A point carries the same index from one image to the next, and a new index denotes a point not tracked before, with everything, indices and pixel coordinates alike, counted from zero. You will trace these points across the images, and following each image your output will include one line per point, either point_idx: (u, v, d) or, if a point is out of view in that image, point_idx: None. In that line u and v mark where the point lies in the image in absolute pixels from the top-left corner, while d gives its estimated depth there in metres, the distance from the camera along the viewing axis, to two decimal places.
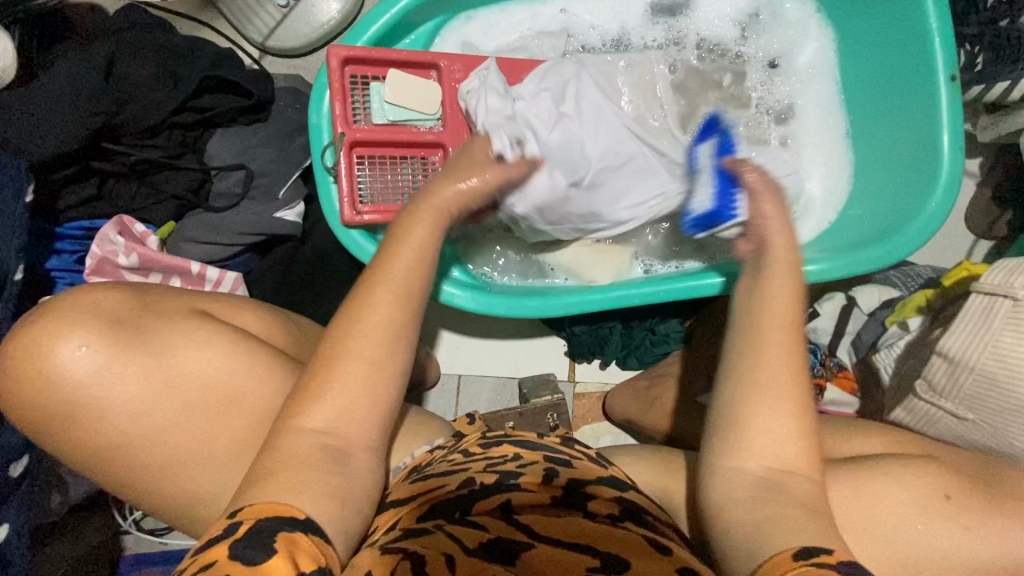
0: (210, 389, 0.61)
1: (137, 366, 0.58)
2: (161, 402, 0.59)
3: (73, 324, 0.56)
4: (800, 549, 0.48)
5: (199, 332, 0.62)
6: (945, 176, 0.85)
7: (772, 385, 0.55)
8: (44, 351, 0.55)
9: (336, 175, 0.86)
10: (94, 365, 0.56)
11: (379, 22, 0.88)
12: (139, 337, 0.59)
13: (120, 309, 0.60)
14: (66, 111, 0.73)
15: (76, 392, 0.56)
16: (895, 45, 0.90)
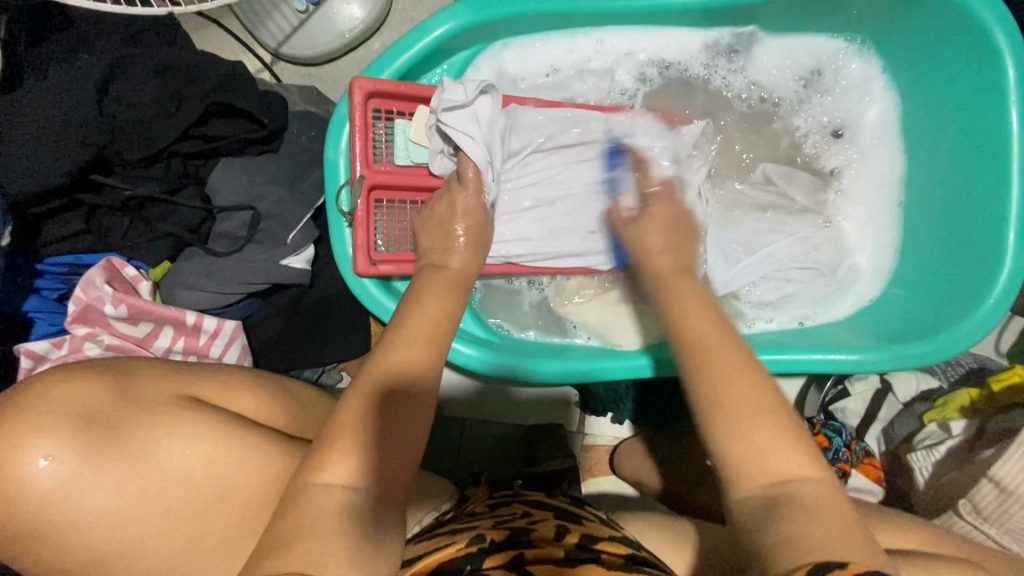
0: (198, 489, 0.52)
1: (113, 475, 0.48)
2: (143, 510, 0.49)
3: (37, 434, 0.46)
4: (816, 565, 0.38)
5: (185, 425, 0.53)
6: (1007, 275, 0.78)
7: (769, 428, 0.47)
8: (3, 465, 0.45)
9: (351, 221, 0.78)
10: (61, 479, 0.46)
11: (409, 51, 0.79)
12: (114, 440, 0.49)
13: (96, 403, 0.49)
14: (52, 140, 0.64)
15: (36, 511, 0.46)
16: (972, 121, 0.82)
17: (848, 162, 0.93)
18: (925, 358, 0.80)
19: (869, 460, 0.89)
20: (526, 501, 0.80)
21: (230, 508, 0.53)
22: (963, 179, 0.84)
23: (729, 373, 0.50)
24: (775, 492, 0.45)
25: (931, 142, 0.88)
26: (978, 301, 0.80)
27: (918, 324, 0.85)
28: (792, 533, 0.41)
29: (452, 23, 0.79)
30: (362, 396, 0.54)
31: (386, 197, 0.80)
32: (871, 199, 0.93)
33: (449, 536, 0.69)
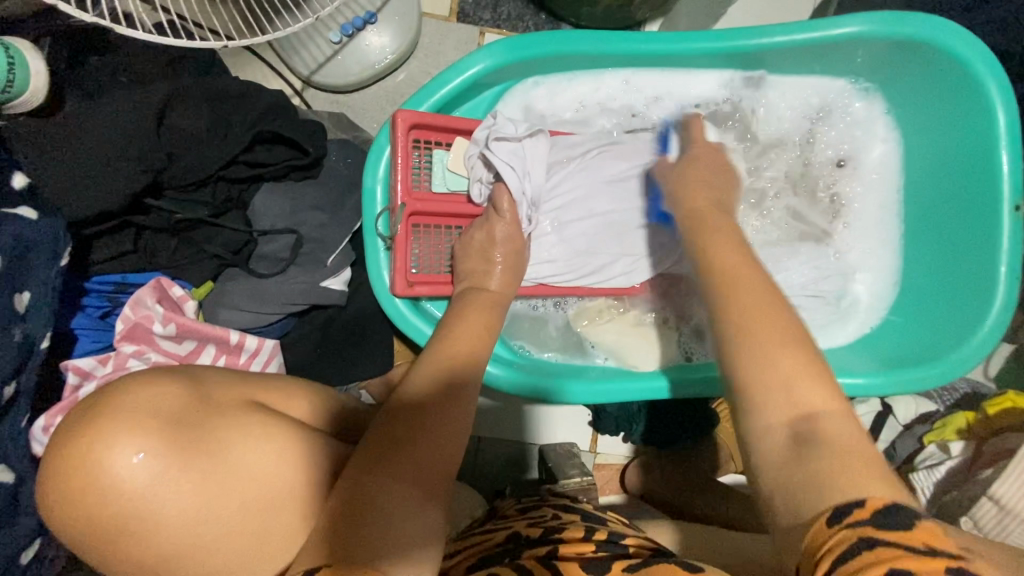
0: (270, 491, 0.54)
1: (196, 475, 0.50)
2: (225, 509, 0.51)
3: (132, 431, 0.48)
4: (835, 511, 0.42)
5: (260, 426, 0.55)
6: (1001, 305, 0.84)
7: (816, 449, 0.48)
8: (99, 462, 0.46)
9: (391, 244, 0.81)
10: (153, 474, 0.48)
11: (449, 86, 0.84)
12: (198, 439, 0.51)
13: (181, 407, 0.51)
14: (112, 165, 0.66)
15: (128, 505, 0.47)
16: (964, 164, 0.90)
17: (851, 195, 0.99)
18: (928, 382, 0.86)
19: None
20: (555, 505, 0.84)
21: (296, 510, 0.55)
22: (958, 215, 0.91)
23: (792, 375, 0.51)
24: (801, 427, 0.49)
25: (930, 181, 0.94)
26: (973, 329, 0.86)
27: (918, 349, 0.90)
28: (814, 472, 0.45)
29: (489, 61, 0.84)
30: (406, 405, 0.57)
31: (423, 223, 0.83)
32: (872, 232, 1.00)
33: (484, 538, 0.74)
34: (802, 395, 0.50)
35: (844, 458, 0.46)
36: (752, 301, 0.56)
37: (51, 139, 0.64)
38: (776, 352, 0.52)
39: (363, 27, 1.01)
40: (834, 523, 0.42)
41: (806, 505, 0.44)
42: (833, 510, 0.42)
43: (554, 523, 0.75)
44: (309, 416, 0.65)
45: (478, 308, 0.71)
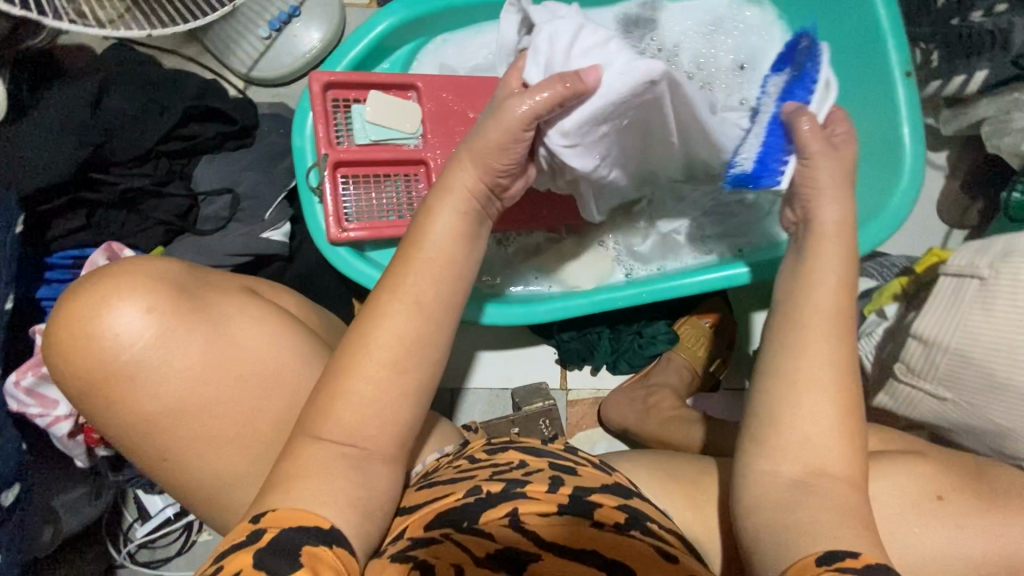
0: (258, 365, 0.61)
1: (193, 333, 0.59)
2: (216, 376, 0.59)
3: (136, 292, 0.58)
4: (823, 553, 0.50)
5: (252, 308, 0.63)
6: (908, 168, 0.87)
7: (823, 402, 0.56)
8: (112, 312, 0.57)
9: (321, 194, 0.89)
10: (154, 328, 0.57)
11: (356, 48, 0.93)
12: (200, 305, 0.60)
13: (184, 281, 0.61)
14: (57, 143, 0.75)
15: (133, 358, 0.57)
16: (852, 47, 0.95)
17: (759, 98, 1.04)
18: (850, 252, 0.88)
19: None
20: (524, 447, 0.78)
21: (283, 388, 0.61)
22: (860, 97, 0.95)
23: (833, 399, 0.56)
24: (806, 478, 0.56)
25: (830, 70, 0.99)
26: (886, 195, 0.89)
27: None
28: (800, 522, 0.52)
29: (391, 20, 0.92)
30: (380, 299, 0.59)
31: (351, 173, 0.90)
32: None
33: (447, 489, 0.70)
34: (825, 456, 0.56)
35: (836, 514, 0.53)
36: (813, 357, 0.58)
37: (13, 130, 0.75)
38: (805, 407, 0.57)
39: (290, 21, 1.10)
40: (821, 564, 0.48)
41: (792, 546, 0.51)
42: (817, 556, 0.49)
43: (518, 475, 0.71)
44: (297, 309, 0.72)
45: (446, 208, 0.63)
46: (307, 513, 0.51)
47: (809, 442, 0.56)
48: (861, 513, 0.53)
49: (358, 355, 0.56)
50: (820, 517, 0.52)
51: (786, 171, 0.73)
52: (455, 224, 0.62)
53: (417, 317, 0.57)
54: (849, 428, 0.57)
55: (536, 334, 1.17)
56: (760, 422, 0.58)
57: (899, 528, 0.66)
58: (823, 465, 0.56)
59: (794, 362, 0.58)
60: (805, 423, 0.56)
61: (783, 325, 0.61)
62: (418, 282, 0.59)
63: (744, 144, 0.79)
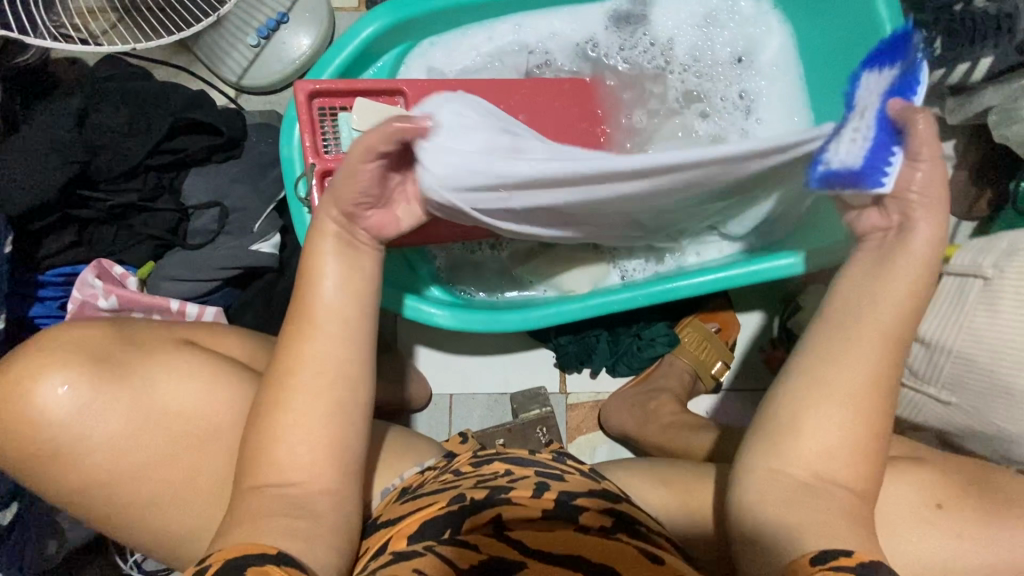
0: (190, 421, 0.61)
1: (118, 403, 0.59)
2: (142, 437, 0.59)
3: (59, 365, 0.58)
4: (818, 553, 0.49)
5: (182, 364, 0.63)
6: None
7: (843, 400, 0.55)
8: (30, 391, 0.57)
9: (309, 204, 0.87)
10: (74, 404, 0.58)
11: (342, 54, 0.90)
12: (119, 373, 0.60)
13: (100, 346, 0.61)
14: (43, 162, 0.75)
15: (58, 432, 0.57)
16: (847, 32, 0.90)
17: (759, 92, 1.01)
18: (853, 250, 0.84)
19: None
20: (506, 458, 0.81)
21: (220, 440, 0.61)
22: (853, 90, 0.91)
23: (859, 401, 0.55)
24: (812, 481, 0.54)
25: (825, 60, 0.95)
26: None
27: None
28: (798, 524, 0.52)
29: (377, 23, 0.90)
30: (323, 318, 0.60)
31: None
32: (785, 122, 1.00)
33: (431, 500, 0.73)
34: (838, 458, 0.54)
35: (831, 513, 0.52)
36: (851, 371, 0.55)
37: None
38: (823, 408, 0.55)
39: (278, 27, 1.10)
40: (817, 563, 0.48)
41: (793, 545, 0.51)
42: (813, 554, 0.49)
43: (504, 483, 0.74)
44: (245, 350, 0.70)
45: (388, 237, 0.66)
46: (251, 544, 0.51)
47: (827, 452, 0.54)
48: (864, 526, 0.52)
49: (303, 383, 0.58)
50: (814, 520, 0.52)
51: (894, 172, 0.55)
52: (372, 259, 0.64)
53: (336, 344, 0.60)
54: (867, 450, 0.55)
55: (533, 340, 1.16)
56: (778, 429, 0.56)
57: (894, 539, 0.64)
58: (837, 477, 0.54)
59: (850, 368, 0.55)
60: (824, 438, 0.54)
61: (835, 334, 0.57)
62: (323, 313, 0.60)
63: (833, 138, 0.56)
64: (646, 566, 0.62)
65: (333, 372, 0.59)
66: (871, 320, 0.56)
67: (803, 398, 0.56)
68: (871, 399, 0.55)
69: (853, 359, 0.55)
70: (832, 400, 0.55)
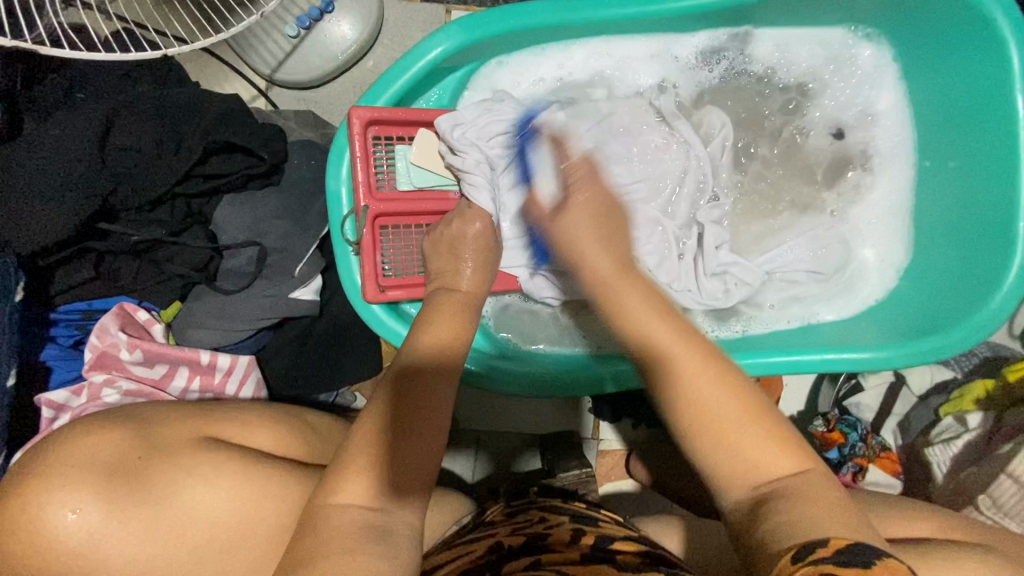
0: (219, 533, 0.56)
1: (139, 521, 0.52)
2: (166, 559, 0.53)
3: (64, 486, 0.50)
4: (801, 548, 0.40)
5: (207, 467, 0.57)
6: (1018, 269, 0.77)
7: (715, 425, 0.48)
8: (35, 519, 0.48)
9: (358, 249, 0.78)
10: (91, 530, 0.50)
11: (405, 75, 0.79)
12: (138, 488, 0.52)
13: (118, 456, 0.53)
14: (57, 192, 0.64)
15: (70, 561, 0.49)
16: (977, 118, 0.82)
17: (868, 143, 0.92)
18: (945, 351, 0.79)
19: (885, 454, 0.91)
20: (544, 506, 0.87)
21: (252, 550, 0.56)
22: (975, 169, 0.83)
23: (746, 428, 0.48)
24: (762, 492, 0.46)
25: (942, 127, 0.86)
26: (988, 293, 0.79)
27: (931, 314, 0.84)
28: (780, 522, 0.43)
29: (447, 44, 0.78)
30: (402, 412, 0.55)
31: (391, 224, 0.80)
32: (879, 196, 0.93)
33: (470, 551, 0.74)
34: (763, 466, 0.47)
35: (806, 501, 0.44)
36: (695, 385, 0.49)
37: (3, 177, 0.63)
38: (739, 430, 0.48)
39: (321, 17, 0.96)
40: (796, 563, 0.39)
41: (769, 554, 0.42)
42: (794, 551, 0.40)
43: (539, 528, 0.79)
44: (274, 439, 0.65)
45: (448, 310, 0.66)
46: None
47: (746, 460, 0.47)
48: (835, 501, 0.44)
49: (406, 425, 0.55)
50: (800, 511, 0.43)
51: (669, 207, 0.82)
52: (460, 323, 0.66)
53: (420, 412, 0.56)
54: (721, 371, 0.50)
55: None
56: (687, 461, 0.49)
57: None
58: (767, 475, 0.47)
59: (667, 389, 0.50)
60: (744, 441, 0.48)
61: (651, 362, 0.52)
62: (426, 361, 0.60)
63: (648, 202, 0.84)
64: None
65: (436, 426, 0.56)
66: (679, 356, 0.51)
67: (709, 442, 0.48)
68: (737, 383, 0.50)
69: (675, 329, 0.54)
70: (714, 428, 0.48)
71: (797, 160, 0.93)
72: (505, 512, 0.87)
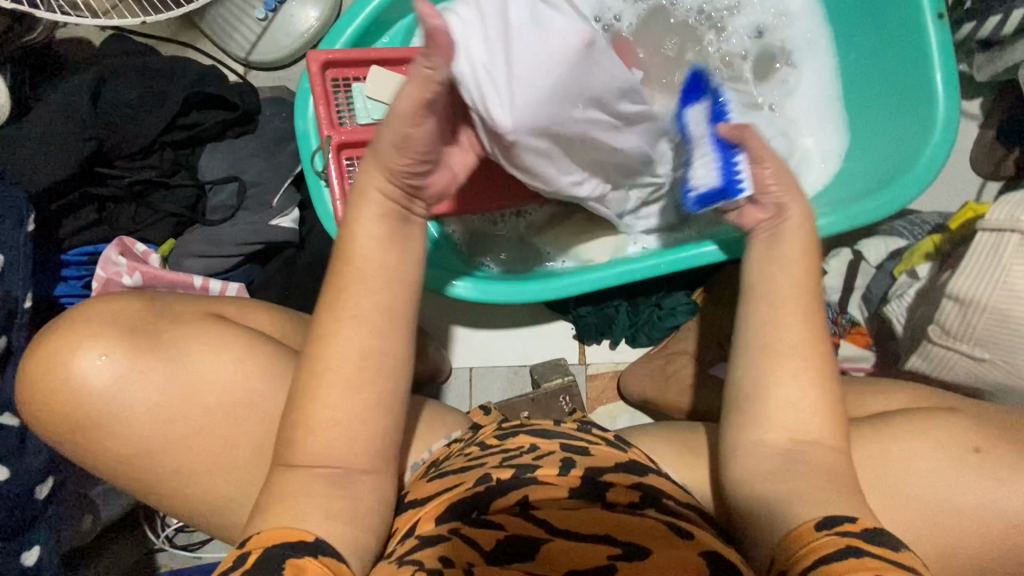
0: (213, 400, 0.61)
1: (154, 371, 0.60)
2: (174, 411, 0.60)
3: (95, 337, 0.59)
4: (821, 520, 0.51)
5: (211, 337, 0.63)
6: (942, 123, 0.83)
7: (792, 348, 0.59)
8: (70, 363, 0.58)
9: (327, 177, 0.86)
10: (113, 375, 0.59)
11: (354, 23, 0.89)
12: (153, 342, 0.61)
13: (135, 318, 0.62)
14: (61, 140, 0.75)
15: (95, 402, 0.59)
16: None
17: (787, 40, 0.98)
18: (890, 207, 0.83)
19: (856, 329, 0.95)
20: (534, 430, 0.72)
21: (239, 415, 0.61)
22: (890, 44, 0.89)
23: (797, 349, 0.58)
24: (793, 447, 0.57)
25: (854, 14, 0.93)
26: (920, 147, 0.84)
27: (875, 180, 0.87)
28: (792, 489, 0.55)
29: None
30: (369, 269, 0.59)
31: (356, 155, 0.87)
32: (811, 90, 0.98)
33: (456, 477, 0.66)
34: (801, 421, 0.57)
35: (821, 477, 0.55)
36: (790, 327, 0.59)
37: (19, 134, 0.74)
38: (789, 369, 0.58)
39: (283, 0, 1.07)
40: (819, 529, 0.50)
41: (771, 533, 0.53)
42: (817, 519, 0.51)
43: (529, 458, 0.66)
44: (272, 322, 0.71)
45: None
46: (285, 530, 0.51)
47: (798, 411, 0.57)
48: (837, 407, 0.58)
49: (351, 295, 0.56)
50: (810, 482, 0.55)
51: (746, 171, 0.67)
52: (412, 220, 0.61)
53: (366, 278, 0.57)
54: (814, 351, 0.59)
55: (549, 310, 1.15)
56: (747, 400, 0.59)
57: (896, 486, 0.64)
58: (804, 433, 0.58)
59: (760, 318, 0.61)
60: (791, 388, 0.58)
61: (747, 298, 0.62)
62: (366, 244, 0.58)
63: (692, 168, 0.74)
64: (675, 543, 0.56)
65: (391, 286, 0.58)
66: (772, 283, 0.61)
67: (754, 350, 0.60)
68: (809, 345, 0.59)
69: (794, 318, 0.59)
70: (787, 353, 0.58)
71: (729, 66, 0.99)
72: (498, 433, 0.74)
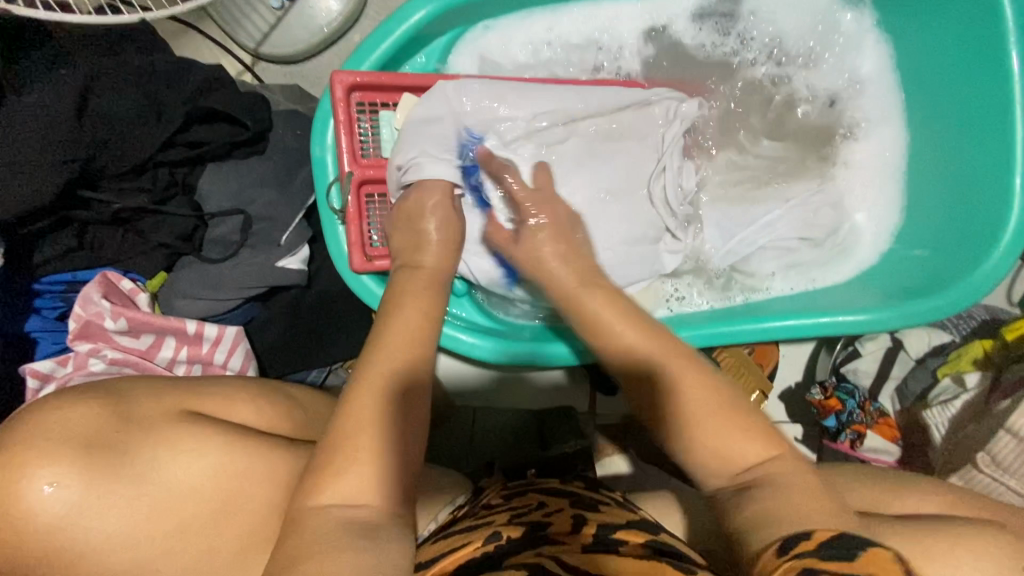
0: (200, 498, 0.54)
1: (120, 494, 0.50)
2: (152, 527, 0.51)
3: (44, 460, 0.48)
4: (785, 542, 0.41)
5: (186, 438, 0.55)
6: (1016, 220, 0.75)
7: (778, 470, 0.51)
8: (12, 494, 0.47)
9: (345, 217, 0.76)
10: (68, 505, 0.48)
11: (388, 41, 0.78)
12: (118, 461, 0.51)
13: (95, 429, 0.51)
14: (35, 159, 0.64)
15: (45, 534, 0.48)
16: (973, 74, 0.79)
17: (859, 102, 0.89)
18: (945, 310, 0.77)
19: (884, 420, 0.88)
20: (543, 491, 0.68)
21: (240, 511, 0.55)
22: (968, 126, 0.81)
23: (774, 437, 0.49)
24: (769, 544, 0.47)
25: (934, 82, 0.84)
26: (987, 248, 0.76)
27: (929, 276, 0.81)
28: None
29: (429, 7, 0.77)
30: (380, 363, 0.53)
31: (377, 191, 0.78)
32: (873, 163, 0.89)
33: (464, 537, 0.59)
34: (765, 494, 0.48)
35: None
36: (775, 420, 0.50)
37: None
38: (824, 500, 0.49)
39: None
40: (783, 554, 0.40)
41: (759, 537, 0.44)
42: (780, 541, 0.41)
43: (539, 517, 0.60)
44: (257, 415, 0.64)
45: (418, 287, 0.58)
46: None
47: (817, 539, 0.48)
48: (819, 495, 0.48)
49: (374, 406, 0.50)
50: None
51: None
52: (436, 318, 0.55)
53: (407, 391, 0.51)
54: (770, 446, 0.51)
55: None
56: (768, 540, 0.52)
57: None
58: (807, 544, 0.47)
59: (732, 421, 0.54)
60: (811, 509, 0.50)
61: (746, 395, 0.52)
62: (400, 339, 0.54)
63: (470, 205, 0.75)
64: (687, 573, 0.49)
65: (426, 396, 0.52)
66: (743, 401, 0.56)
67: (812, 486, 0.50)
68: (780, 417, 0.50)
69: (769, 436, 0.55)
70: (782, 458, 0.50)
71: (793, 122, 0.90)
72: (505, 493, 0.69)
